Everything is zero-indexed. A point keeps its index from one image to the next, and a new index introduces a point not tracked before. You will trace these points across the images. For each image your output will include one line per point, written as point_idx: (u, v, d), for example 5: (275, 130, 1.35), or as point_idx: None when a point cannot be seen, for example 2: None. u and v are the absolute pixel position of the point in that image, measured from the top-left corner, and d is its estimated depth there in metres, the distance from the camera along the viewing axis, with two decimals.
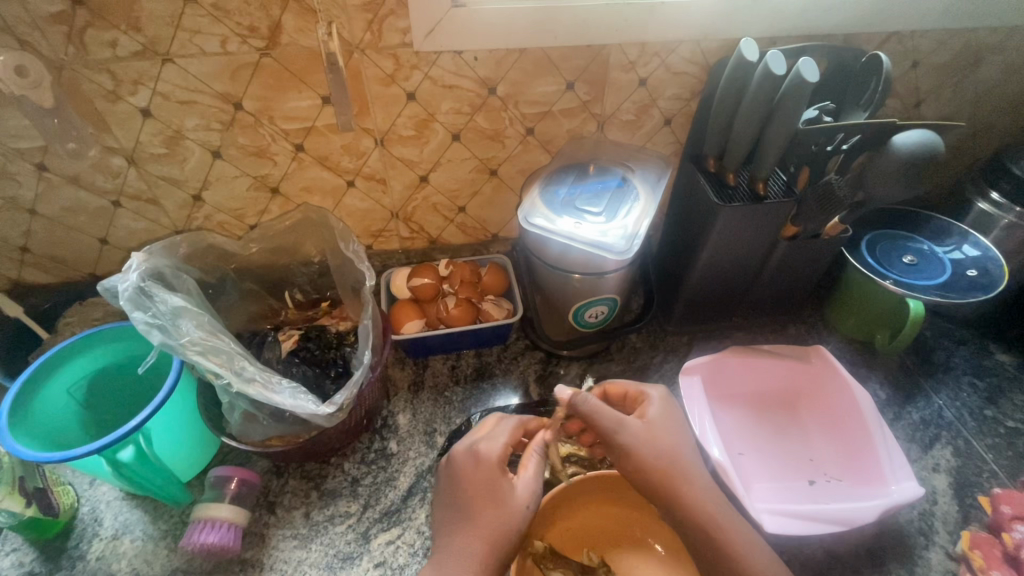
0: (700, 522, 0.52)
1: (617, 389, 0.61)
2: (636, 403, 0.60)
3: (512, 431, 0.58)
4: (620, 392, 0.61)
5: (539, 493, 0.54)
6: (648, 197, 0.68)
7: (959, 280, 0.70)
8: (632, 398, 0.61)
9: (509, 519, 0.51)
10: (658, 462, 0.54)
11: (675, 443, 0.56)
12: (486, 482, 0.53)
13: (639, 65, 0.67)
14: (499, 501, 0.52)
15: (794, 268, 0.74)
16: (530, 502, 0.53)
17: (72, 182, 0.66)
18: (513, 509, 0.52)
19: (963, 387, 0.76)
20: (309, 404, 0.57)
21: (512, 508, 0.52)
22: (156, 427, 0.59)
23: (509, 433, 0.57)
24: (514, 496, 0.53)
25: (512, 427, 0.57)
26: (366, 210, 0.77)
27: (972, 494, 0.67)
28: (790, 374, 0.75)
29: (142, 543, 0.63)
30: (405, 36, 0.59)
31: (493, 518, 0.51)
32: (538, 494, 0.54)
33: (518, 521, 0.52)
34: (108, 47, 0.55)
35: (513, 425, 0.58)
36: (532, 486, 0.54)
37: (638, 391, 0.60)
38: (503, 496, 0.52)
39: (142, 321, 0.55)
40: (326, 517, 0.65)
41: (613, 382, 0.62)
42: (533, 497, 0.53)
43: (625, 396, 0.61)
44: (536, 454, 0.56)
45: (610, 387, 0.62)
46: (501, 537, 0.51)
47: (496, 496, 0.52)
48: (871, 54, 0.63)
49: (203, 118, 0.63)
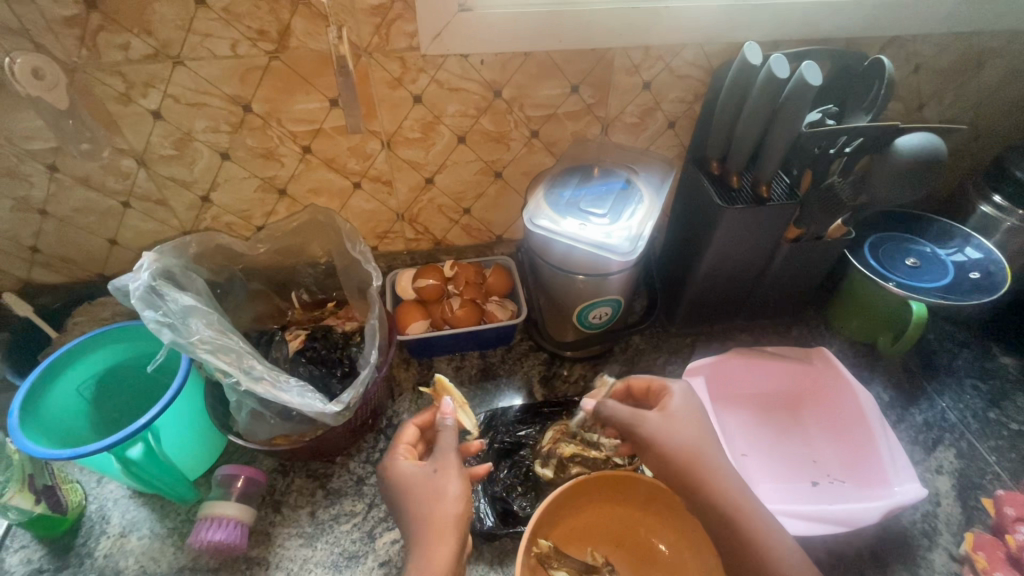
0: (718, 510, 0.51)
1: (640, 382, 0.61)
2: (660, 395, 0.59)
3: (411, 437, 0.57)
4: (643, 386, 0.61)
5: (452, 462, 0.52)
6: (652, 200, 0.68)
7: (961, 282, 0.70)
8: (654, 392, 0.60)
9: (439, 499, 0.50)
10: (677, 449, 0.53)
11: (691, 432, 0.55)
12: (409, 481, 0.51)
13: (643, 68, 0.68)
14: (425, 486, 0.51)
15: (796, 270, 0.75)
16: (442, 475, 0.51)
17: (83, 183, 0.67)
18: (439, 487, 0.50)
19: (966, 390, 0.77)
20: (315, 403, 0.58)
21: (432, 487, 0.50)
22: (164, 425, 0.59)
23: (407, 439, 0.57)
24: (425, 475, 0.51)
25: (409, 432, 0.57)
26: (372, 211, 0.78)
27: (975, 496, 0.67)
28: (793, 375, 0.75)
29: (149, 541, 0.63)
30: (412, 40, 0.60)
31: (427, 504, 0.49)
32: (450, 461, 0.52)
33: (449, 496, 0.50)
34: (119, 50, 0.56)
35: (410, 430, 0.57)
36: (444, 461, 0.52)
37: (662, 383, 0.59)
38: (421, 481, 0.51)
39: (153, 321, 0.55)
40: (331, 516, 0.65)
41: (636, 376, 0.61)
42: (444, 464, 0.52)
43: (647, 389, 0.60)
44: (449, 429, 0.54)
45: (633, 380, 0.61)
46: (451, 519, 0.49)
47: (423, 486, 0.51)
48: (873, 58, 0.64)
49: (212, 120, 0.63)
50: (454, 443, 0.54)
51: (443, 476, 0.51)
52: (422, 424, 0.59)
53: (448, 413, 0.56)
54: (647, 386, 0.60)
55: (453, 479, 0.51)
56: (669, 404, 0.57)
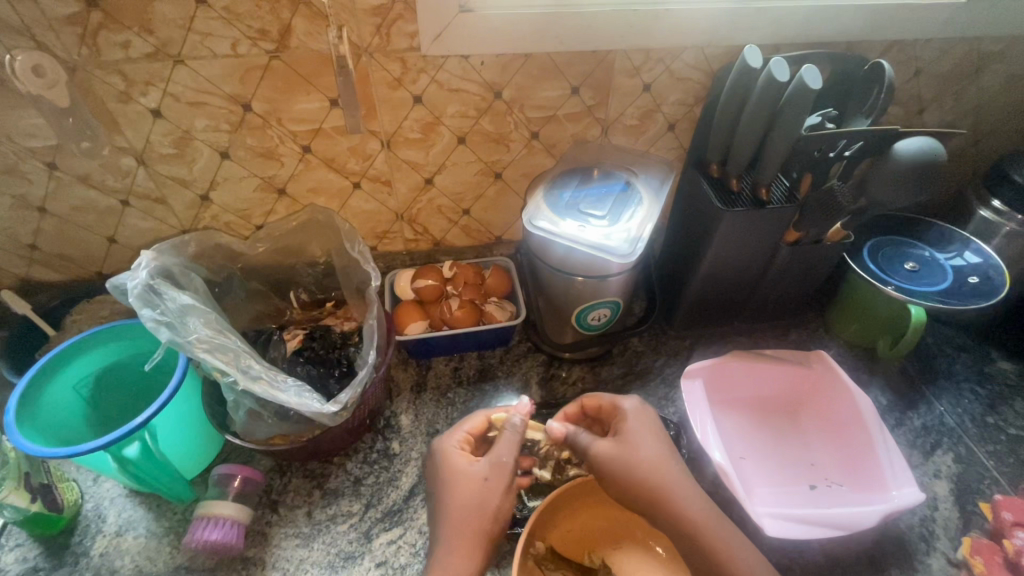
0: (687, 527, 0.53)
1: (594, 402, 0.62)
2: (612, 415, 0.60)
3: (476, 428, 0.60)
4: (596, 405, 0.62)
5: (504, 474, 0.54)
6: (652, 201, 0.68)
7: (960, 286, 0.70)
8: (607, 410, 0.61)
9: (479, 509, 0.52)
10: (641, 471, 0.54)
11: (650, 452, 0.56)
12: (456, 479, 0.54)
13: (643, 70, 0.68)
14: (469, 494, 0.53)
15: (795, 274, 0.75)
16: (491, 487, 0.53)
17: (82, 181, 0.67)
18: (484, 497, 0.53)
19: (964, 394, 0.77)
20: (313, 403, 0.57)
21: (478, 497, 0.53)
22: (162, 424, 0.59)
23: (471, 429, 0.59)
24: (473, 483, 0.54)
25: (473, 424, 0.60)
26: (371, 211, 0.78)
27: (973, 501, 0.67)
28: (789, 376, 0.75)
29: (145, 540, 0.63)
30: (413, 40, 0.60)
31: (466, 515, 0.52)
32: (502, 474, 0.54)
33: (491, 512, 0.52)
34: (120, 48, 0.56)
35: (478, 421, 0.60)
36: (498, 470, 0.54)
37: (613, 403, 0.60)
38: (467, 486, 0.53)
39: (151, 319, 0.55)
40: (328, 517, 0.65)
41: (590, 396, 0.62)
42: (495, 473, 0.54)
43: (601, 407, 0.61)
44: (513, 432, 0.57)
45: (586, 399, 0.62)
46: (486, 531, 0.52)
47: (467, 492, 0.53)
48: (873, 62, 0.64)
49: (212, 119, 0.63)
50: (513, 451, 0.56)
51: (492, 489, 0.53)
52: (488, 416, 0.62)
53: (521, 416, 0.58)
54: (599, 405, 0.61)
55: (499, 490, 0.53)
56: (622, 427, 0.58)
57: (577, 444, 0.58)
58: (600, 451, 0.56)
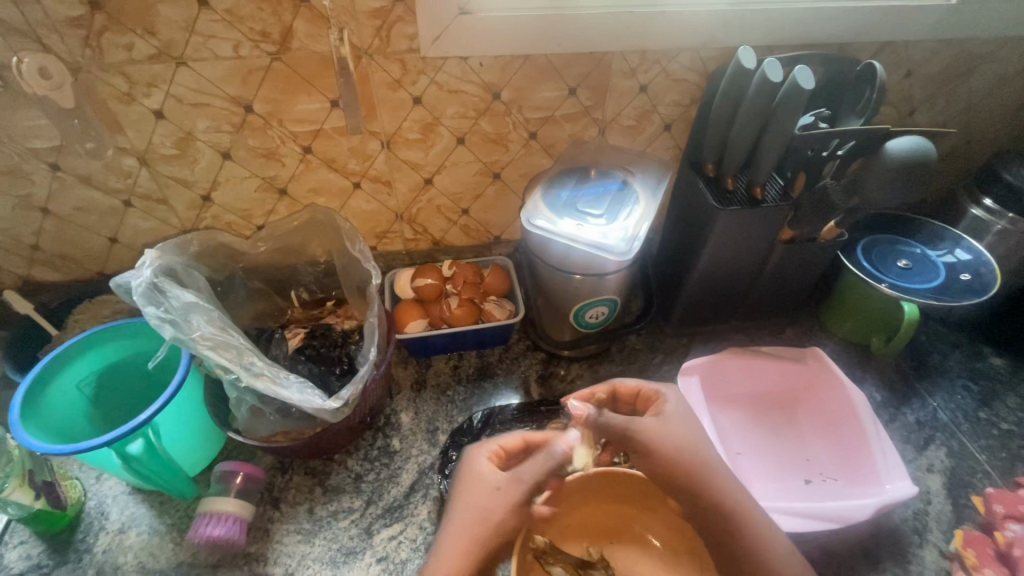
0: (722, 512, 0.53)
1: (628, 387, 0.63)
2: (648, 402, 0.62)
3: (507, 447, 0.58)
4: (630, 392, 0.63)
5: (518, 490, 0.53)
6: (649, 200, 0.69)
7: (952, 283, 0.72)
8: (644, 398, 0.62)
9: (483, 518, 0.51)
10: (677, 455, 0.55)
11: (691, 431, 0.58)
12: (472, 487, 0.53)
13: (640, 71, 0.69)
14: (480, 499, 0.52)
15: (790, 271, 0.76)
16: (502, 496, 0.52)
17: (85, 182, 0.68)
18: (488, 506, 0.52)
19: (957, 390, 0.78)
20: (315, 399, 0.57)
21: (485, 500, 0.52)
22: (164, 420, 0.59)
23: (505, 445, 0.58)
24: (490, 491, 0.52)
25: (508, 441, 0.58)
26: (371, 211, 0.79)
27: (965, 494, 0.68)
28: (787, 375, 0.76)
29: (148, 536, 0.64)
30: (413, 42, 0.61)
31: (472, 517, 0.51)
32: (516, 486, 0.53)
33: (492, 524, 0.51)
34: (123, 50, 0.57)
35: (513, 439, 0.58)
36: (512, 484, 0.53)
37: (651, 390, 0.62)
38: (481, 494, 0.52)
39: (155, 316, 0.55)
40: (329, 513, 0.66)
41: (622, 381, 0.63)
42: (509, 484, 0.53)
43: (636, 394, 0.63)
44: (549, 459, 0.55)
45: (621, 385, 0.63)
46: (483, 536, 0.50)
47: (478, 499, 0.52)
48: (865, 63, 0.65)
49: (213, 120, 0.64)
50: (534, 473, 0.54)
51: (501, 500, 0.52)
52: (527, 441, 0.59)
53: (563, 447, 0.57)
54: (636, 392, 0.63)
55: (509, 503, 0.52)
56: (662, 409, 0.59)
57: (600, 424, 0.59)
58: (641, 428, 0.57)
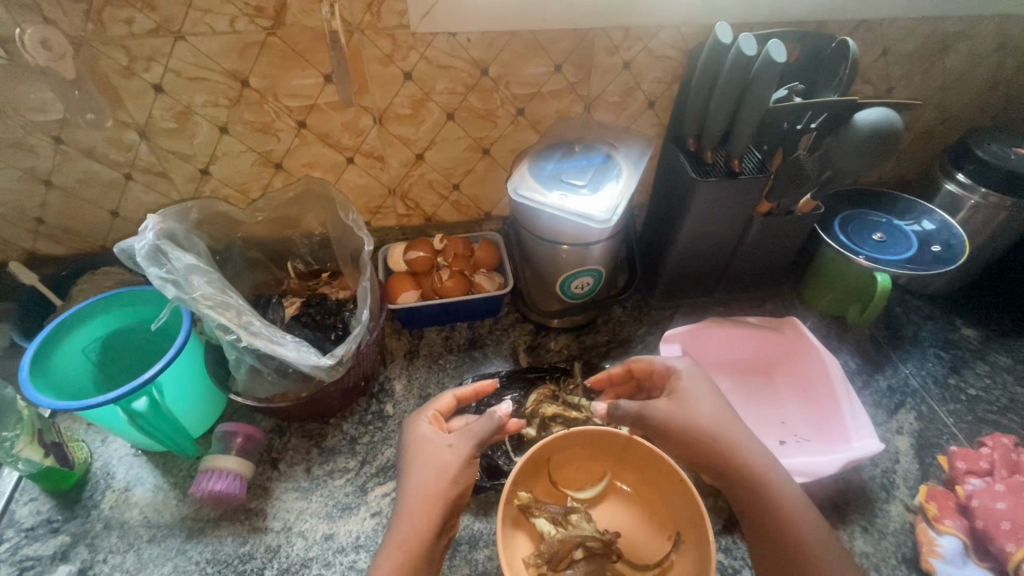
0: (740, 479, 0.57)
1: (641, 364, 0.67)
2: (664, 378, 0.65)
3: (445, 407, 0.63)
4: (645, 367, 0.67)
5: (471, 444, 0.56)
6: (631, 172, 0.71)
7: (923, 255, 0.75)
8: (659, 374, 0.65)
9: (440, 471, 0.55)
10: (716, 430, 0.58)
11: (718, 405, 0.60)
12: (421, 448, 0.57)
13: (623, 48, 0.71)
14: (434, 457, 0.56)
15: (768, 242, 0.79)
16: (456, 451, 0.56)
17: (87, 155, 0.70)
18: (444, 461, 0.55)
19: (928, 358, 0.81)
20: (309, 356, 0.60)
21: (439, 459, 0.56)
22: (168, 381, 0.62)
23: (439, 407, 0.63)
24: (439, 449, 0.56)
25: (443, 403, 0.63)
26: (365, 186, 0.81)
27: (932, 454, 0.72)
28: (764, 344, 0.79)
29: (152, 494, 0.67)
30: (403, 18, 0.64)
31: (431, 474, 0.55)
32: (468, 441, 0.56)
33: (451, 474, 0.55)
34: (123, 24, 0.59)
35: (446, 401, 0.63)
36: (461, 439, 0.57)
37: (664, 365, 0.65)
38: (433, 452, 0.56)
39: (158, 277, 0.57)
40: (326, 472, 0.69)
41: (637, 358, 0.67)
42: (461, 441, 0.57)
43: (650, 370, 0.66)
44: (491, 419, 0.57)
45: (634, 363, 0.67)
46: (439, 494, 0.54)
47: (429, 457, 0.56)
48: (839, 40, 0.67)
49: (211, 95, 0.67)
50: (485, 429, 0.57)
51: (456, 454, 0.56)
52: (460, 399, 0.65)
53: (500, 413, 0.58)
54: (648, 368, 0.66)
55: (463, 458, 0.55)
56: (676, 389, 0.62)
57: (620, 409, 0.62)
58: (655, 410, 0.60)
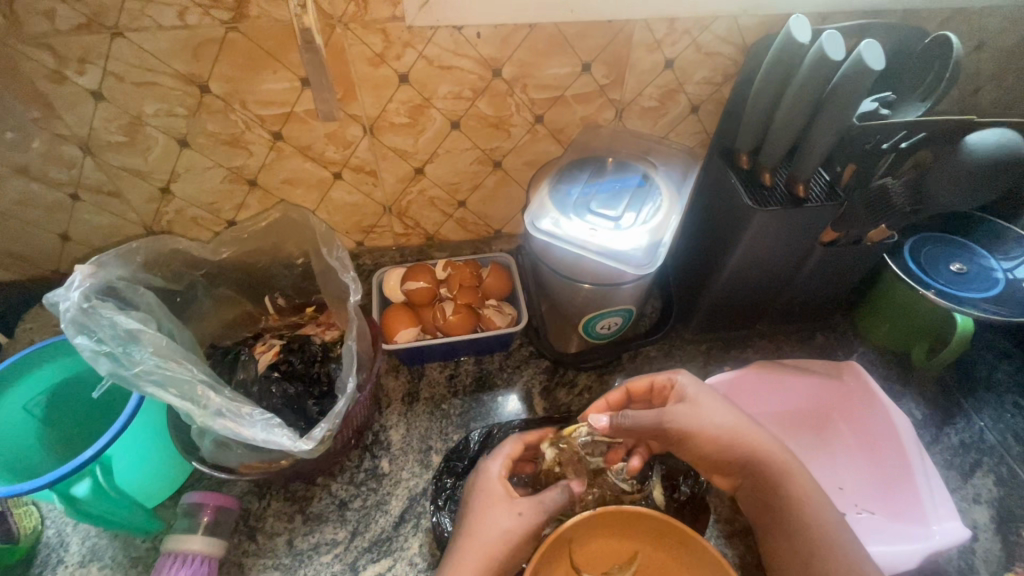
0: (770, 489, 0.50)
1: (640, 385, 0.56)
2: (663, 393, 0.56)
3: (515, 452, 0.55)
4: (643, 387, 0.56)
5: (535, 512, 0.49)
6: (673, 200, 0.60)
7: (1012, 294, 0.62)
8: (658, 389, 0.56)
9: (505, 539, 0.47)
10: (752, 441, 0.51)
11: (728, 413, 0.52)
12: (489, 506, 0.49)
13: (666, 43, 0.58)
14: (496, 523, 0.48)
15: (829, 274, 0.67)
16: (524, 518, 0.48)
17: (22, 174, 0.58)
18: (506, 526, 0.48)
19: (1007, 408, 0.70)
20: (281, 439, 0.50)
21: (504, 528, 0.47)
22: (116, 455, 0.52)
23: (512, 454, 0.54)
24: (505, 514, 0.48)
25: (514, 448, 0.54)
26: (354, 204, 0.69)
27: (1016, 530, 0.62)
28: (821, 392, 0.69)
29: (110, 572, 0.58)
30: (396, 9, 0.51)
31: (492, 542, 0.47)
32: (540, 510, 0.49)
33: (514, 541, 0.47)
34: (44, 18, 0.47)
35: (518, 444, 0.55)
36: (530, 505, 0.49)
37: (664, 378, 0.55)
38: (497, 516, 0.48)
39: (87, 348, 0.48)
40: (311, 546, 0.60)
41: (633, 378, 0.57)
42: (533, 509, 0.49)
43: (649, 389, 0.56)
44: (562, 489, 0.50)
45: (632, 384, 0.56)
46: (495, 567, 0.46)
47: (492, 518, 0.48)
48: (937, 35, 0.54)
49: (165, 102, 0.55)
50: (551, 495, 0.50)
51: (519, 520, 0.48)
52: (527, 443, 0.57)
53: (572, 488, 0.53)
54: (647, 387, 0.56)
55: (529, 528, 0.48)
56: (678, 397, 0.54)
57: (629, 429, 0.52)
58: (675, 418, 0.51)
